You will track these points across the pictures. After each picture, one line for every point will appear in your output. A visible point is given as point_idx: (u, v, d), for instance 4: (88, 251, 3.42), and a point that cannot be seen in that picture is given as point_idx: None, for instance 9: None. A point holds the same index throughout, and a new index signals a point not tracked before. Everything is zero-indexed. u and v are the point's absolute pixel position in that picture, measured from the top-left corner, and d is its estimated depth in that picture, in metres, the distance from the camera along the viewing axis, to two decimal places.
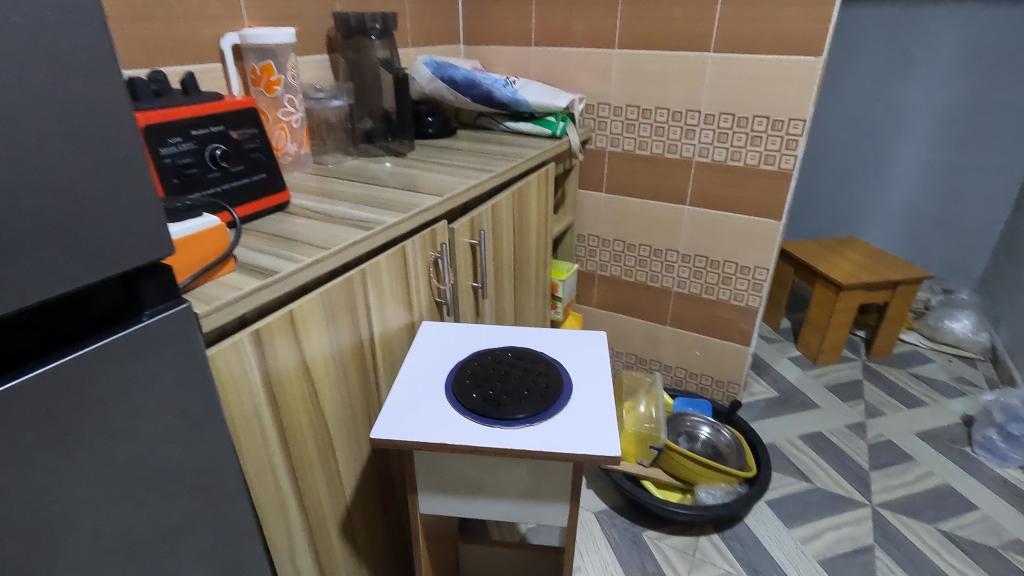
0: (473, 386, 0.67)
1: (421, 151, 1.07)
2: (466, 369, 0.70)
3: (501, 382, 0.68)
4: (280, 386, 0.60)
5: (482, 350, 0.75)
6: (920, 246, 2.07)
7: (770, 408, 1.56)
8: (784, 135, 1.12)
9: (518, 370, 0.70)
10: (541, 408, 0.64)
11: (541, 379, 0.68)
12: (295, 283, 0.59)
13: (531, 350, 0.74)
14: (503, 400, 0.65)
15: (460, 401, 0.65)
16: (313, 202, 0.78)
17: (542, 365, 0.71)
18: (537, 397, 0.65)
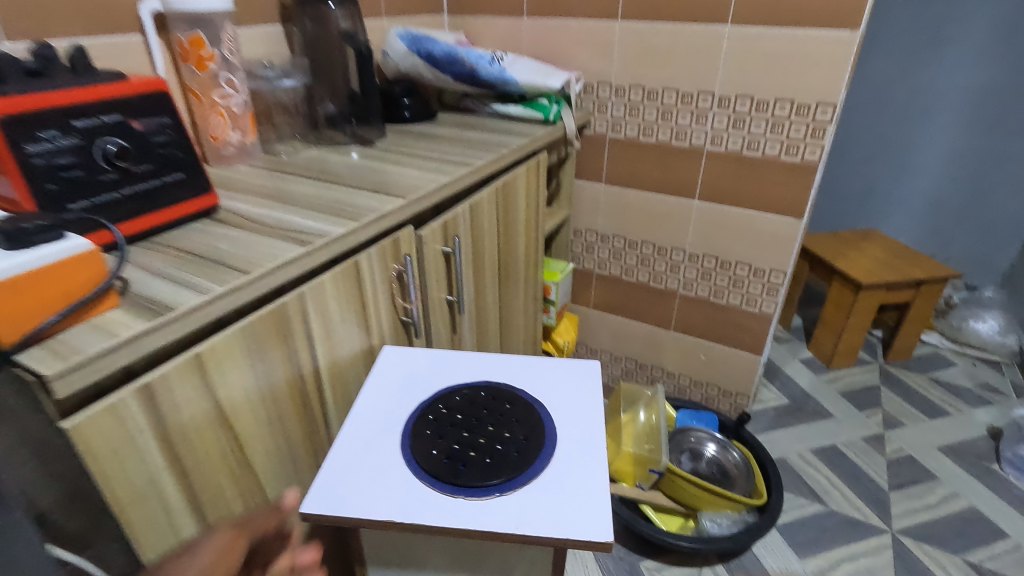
0: (434, 438, 0.55)
1: (392, 139, 0.93)
2: (427, 414, 0.58)
3: (468, 433, 0.56)
4: (186, 448, 0.48)
5: (450, 386, 0.63)
6: (944, 239, 1.93)
7: (780, 418, 1.44)
8: (809, 122, 0.98)
9: (491, 416, 0.58)
10: (515, 470, 0.52)
11: (518, 431, 0.56)
12: (201, 320, 0.47)
13: (509, 388, 0.62)
14: (468, 458, 0.53)
15: (416, 460, 0.53)
16: (249, 205, 0.65)
17: (521, 411, 0.59)
18: (511, 455, 0.53)
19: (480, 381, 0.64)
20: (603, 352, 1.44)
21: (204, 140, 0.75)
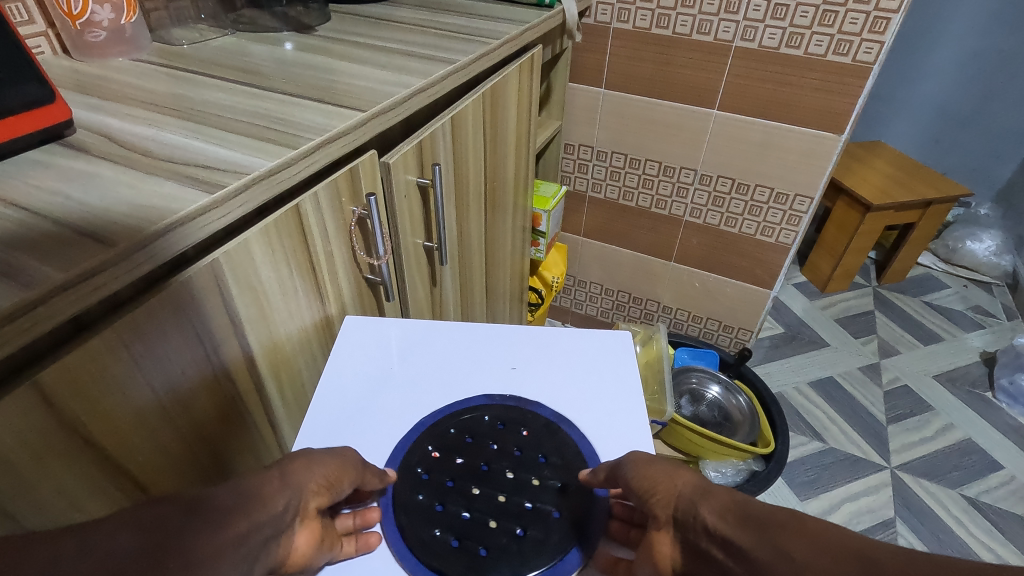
0: (434, 509, 0.40)
1: (341, 24, 0.69)
2: (415, 467, 0.43)
3: (479, 491, 0.41)
4: (39, 514, 0.32)
5: (439, 410, 0.47)
6: (946, 151, 1.80)
7: (776, 349, 1.36)
8: (870, 10, 0.79)
9: (507, 462, 0.43)
10: (558, 552, 0.39)
11: (547, 481, 0.42)
12: (31, 328, 0.28)
13: (518, 406, 0.47)
14: (491, 538, 0.39)
15: (416, 548, 0.38)
16: (127, 121, 0.43)
17: (545, 445, 0.44)
18: (547, 525, 0.40)
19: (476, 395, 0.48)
20: (592, 284, 1.30)
21: (57, 18, 0.52)
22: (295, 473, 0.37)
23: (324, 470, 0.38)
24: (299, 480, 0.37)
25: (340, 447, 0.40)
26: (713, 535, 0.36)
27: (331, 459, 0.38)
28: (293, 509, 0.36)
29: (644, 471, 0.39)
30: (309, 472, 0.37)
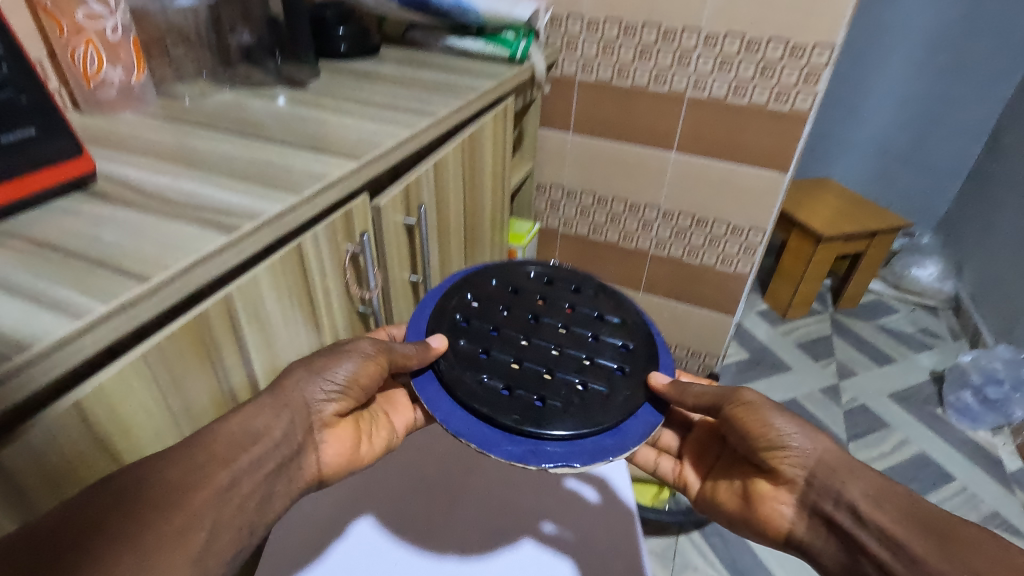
0: (480, 357, 0.50)
1: (330, 79, 0.75)
2: (451, 319, 0.53)
3: (527, 342, 0.51)
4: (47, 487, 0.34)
5: (464, 280, 0.58)
6: (887, 186, 1.94)
7: (742, 373, 1.43)
8: (803, 65, 0.88)
9: (552, 324, 0.53)
10: (631, 406, 0.48)
11: (604, 346, 0.52)
12: (75, 355, 0.32)
13: (558, 274, 0.58)
14: (548, 385, 0.48)
15: (469, 403, 0.46)
16: (141, 171, 0.48)
17: (588, 301, 0.55)
18: (613, 379, 0.49)
19: (494, 267, 0.60)
20: None
21: (71, 78, 0.56)
22: (298, 386, 0.46)
23: (334, 376, 0.48)
24: (282, 401, 0.45)
25: (354, 343, 0.49)
26: (855, 510, 0.47)
27: (351, 362, 0.48)
28: (303, 434, 0.46)
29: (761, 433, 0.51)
30: (311, 383, 0.47)
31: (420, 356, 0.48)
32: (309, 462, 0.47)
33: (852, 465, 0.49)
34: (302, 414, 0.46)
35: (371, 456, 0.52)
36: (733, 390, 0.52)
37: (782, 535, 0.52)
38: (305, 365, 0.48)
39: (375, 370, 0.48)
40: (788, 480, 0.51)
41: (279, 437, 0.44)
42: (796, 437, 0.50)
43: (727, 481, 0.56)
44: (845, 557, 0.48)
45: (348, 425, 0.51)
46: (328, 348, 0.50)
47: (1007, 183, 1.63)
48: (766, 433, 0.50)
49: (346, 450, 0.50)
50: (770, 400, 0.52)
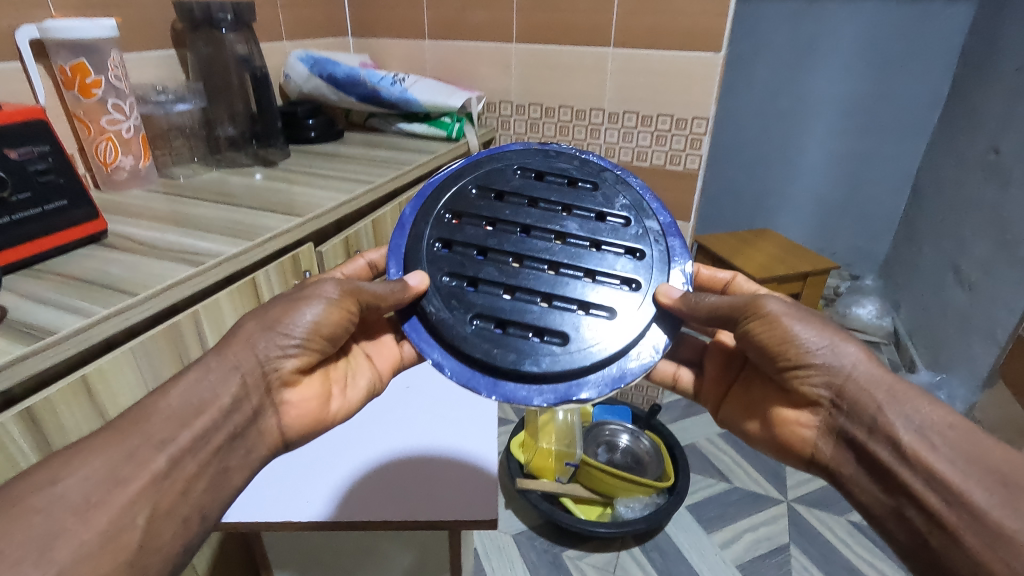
0: (468, 291, 0.53)
1: (296, 159, 0.96)
2: (430, 248, 0.56)
3: (517, 264, 0.54)
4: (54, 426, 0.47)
5: (441, 192, 0.59)
6: (827, 233, 2.07)
7: (691, 406, 1.55)
8: (688, 134, 1.08)
9: (542, 239, 0.56)
10: (637, 333, 0.51)
11: (604, 260, 0.55)
12: (87, 341, 0.48)
13: (556, 169, 0.60)
14: (545, 316, 0.52)
15: (466, 349, 0.50)
16: (139, 228, 0.66)
17: (589, 200, 0.58)
18: (615, 298, 0.53)
19: (472, 172, 0.60)
20: None
21: (95, 166, 0.76)
22: (251, 342, 0.50)
23: (274, 338, 0.51)
24: (231, 361, 0.48)
25: (324, 291, 0.52)
26: (897, 446, 0.45)
27: (308, 312, 0.51)
28: (257, 395, 0.50)
29: (779, 349, 0.50)
30: (266, 338, 0.50)
31: (398, 295, 0.51)
32: (269, 425, 0.51)
33: (887, 389, 0.47)
34: (254, 372, 0.49)
35: (340, 412, 0.57)
36: (753, 302, 0.51)
37: (807, 458, 0.51)
38: (258, 319, 0.51)
39: (340, 314, 0.53)
40: (813, 400, 0.50)
41: (229, 402, 0.47)
42: (825, 353, 0.49)
43: (752, 396, 0.58)
44: (876, 489, 0.46)
45: (315, 380, 0.56)
46: (288, 298, 0.53)
47: (924, 228, 1.78)
48: (788, 350, 0.49)
49: (312, 410, 0.55)
50: (796, 311, 0.50)
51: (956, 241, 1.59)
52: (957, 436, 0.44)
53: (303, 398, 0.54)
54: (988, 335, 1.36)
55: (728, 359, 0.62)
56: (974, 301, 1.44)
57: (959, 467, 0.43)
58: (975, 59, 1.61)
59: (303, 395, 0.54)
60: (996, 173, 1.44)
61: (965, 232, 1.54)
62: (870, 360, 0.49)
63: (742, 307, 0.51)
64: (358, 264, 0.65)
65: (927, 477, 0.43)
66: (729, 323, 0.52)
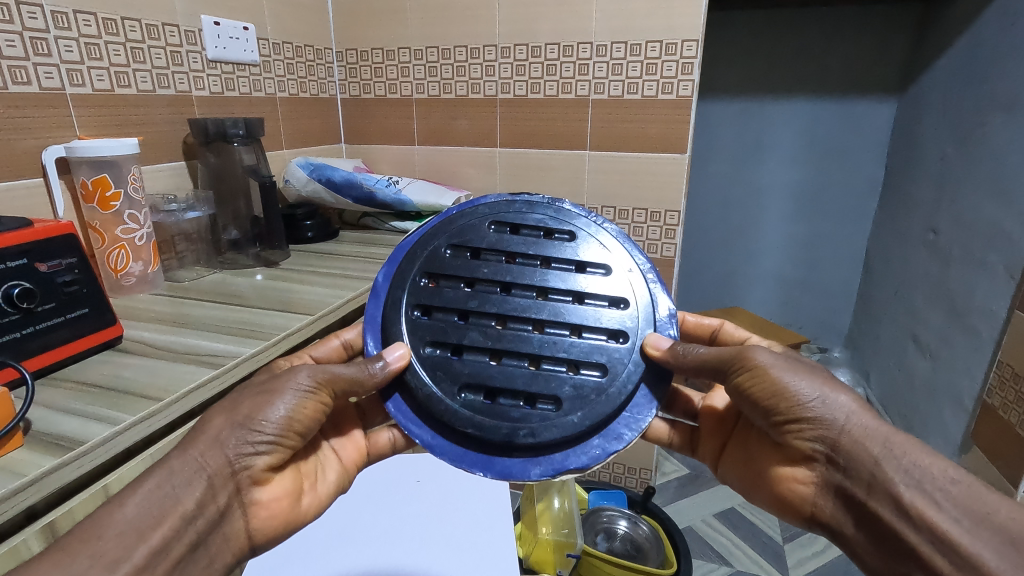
0: (452, 361, 0.51)
1: (296, 259, 1.00)
2: (410, 317, 0.53)
3: (500, 327, 0.52)
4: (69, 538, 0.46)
5: (414, 255, 0.55)
6: (794, 310, 2.18)
7: (683, 488, 1.55)
8: (662, 225, 1.17)
9: (524, 297, 0.53)
10: (629, 391, 0.49)
11: (591, 314, 0.52)
12: (113, 449, 0.48)
13: (531, 219, 0.56)
14: (535, 380, 0.49)
15: (456, 425, 0.48)
16: (152, 332, 0.67)
17: (569, 252, 0.55)
18: (605, 354, 0.50)
19: (446, 229, 0.56)
20: None
21: (104, 273, 0.78)
22: (220, 440, 0.46)
23: (240, 434, 0.47)
24: (195, 463, 0.44)
25: (299, 381, 0.49)
26: (902, 506, 0.44)
27: (276, 408, 0.48)
28: (225, 496, 0.46)
29: (776, 405, 0.49)
30: (234, 434, 0.47)
31: (379, 378, 0.49)
32: (235, 530, 0.47)
33: (883, 442, 0.46)
34: (221, 473, 0.46)
35: (312, 508, 0.53)
36: (741, 356, 0.50)
37: (806, 515, 0.51)
38: (227, 413, 0.48)
39: (315, 407, 0.50)
40: (808, 455, 0.49)
41: (194, 508, 0.43)
42: (818, 407, 0.48)
43: (750, 451, 0.57)
44: (878, 554, 0.46)
45: (286, 475, 0.52)
46: (256, 389, 0.49)
47: (881, 302, 1.90)
48: (780, 402, 0.48)
49: (283, 508, 0.51)
50: (785, 363, 0.50)
51: (912, 313, 1.69)
52: (960, 493, 0.43)
53: (273, 498, 0.50)
54: (955, 402, 1.42)
55: (723, 413, 0.62)
56: (937, 370, 1.53)
57: (965, 525, 0.42)
58: (902, 152, 1.81)
59: (273, 494, 0.50)
60: (937, 252, 1.58)
61: (919, 305, 1.65)
62: (861, 411, 0.48)
63: (730, 358, 0.51)
64: (330, 346, 0.61)
65: (933, 537, 0.42)
66: (721, 376, 0.52)
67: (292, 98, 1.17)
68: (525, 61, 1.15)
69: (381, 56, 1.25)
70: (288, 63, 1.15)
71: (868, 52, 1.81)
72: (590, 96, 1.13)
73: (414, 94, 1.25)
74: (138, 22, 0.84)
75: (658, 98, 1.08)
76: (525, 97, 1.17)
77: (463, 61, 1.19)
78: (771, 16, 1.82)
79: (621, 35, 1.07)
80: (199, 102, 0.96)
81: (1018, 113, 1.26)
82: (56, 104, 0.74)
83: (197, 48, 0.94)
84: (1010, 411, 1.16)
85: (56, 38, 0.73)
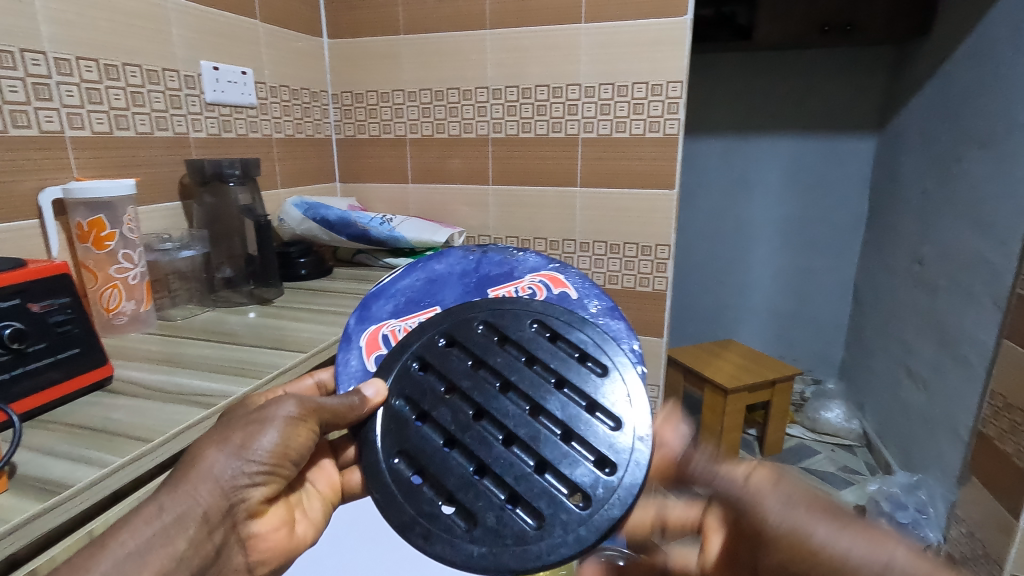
0: (413, 423, 0.49)
1: (289, 296, 1.00)
2: (405, 364, 0.52)
3: (474, 419, 0.47)
4: None
5: (447, 316, 0.54)
6: (786, 342, 2.19)
7: None
8: (653, 259, 1.19)
9: (516, 403, 0.48)
10: (554, 554, 0.41)
11: (592, 427, 0.46)
12: (100, 493, 0.47)
13: (563, 330, 0.52)
14: (464, 489, 0.44)
15: (374, 485, 0.46)
16: (145, 373, 0.66)
17: (598, 363, 0.50)
18: (552, 505, 0.43)
19: (485, 309, 0.54)
20: None
21: (96, 312, 0.77)
22: (213, 474, 0.45)
23: (228, 467, 0.45)
24: (189, 497, 0.43)
25: (280, 411, 0.48)
26: None
27: (263, 441, 0.47)
28: (221, 532, 0.45)
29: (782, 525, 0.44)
30: (224, 466, 0.45)
31: (360, 409, 0.48)
32: (236, 565, 0.47)
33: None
34: (217, 508, 0.44)
35: (309, 533, 0.53)
36: (754, 482, 0.46)
37: None
38: (218, 445, 0.46)
39: (306, 434, 0.50)
40: None
41: (176, 542, 0.42)
42: (841, 548, 0.42)
43: None
44: None
45: (280, 505, 0.52)
46: (244, 419, 0.48)
47: (872, 332, 1.91)
48: (799, 534, 0.43)
49: (281, 538, 0.51)
50: (802, 498, 0.45)
51: (902, 344, 1.71)
52: None
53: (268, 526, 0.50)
54: (951, 434, 1.42)
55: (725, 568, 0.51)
56: (931, 401, 1.53)
57: None
58: (884, 186, 1.85)
59: (265, 525, 0.50)
60: (923, 282, 1.60)
61: (909, 335, 1.67)
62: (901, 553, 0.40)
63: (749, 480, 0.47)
64: (305, 384, 0.58)
65: None
66: (729, 504, 0.47)
67: (288, 139, 1.20)
68: (516, 102, 1.18)
69: (375, 98, 1.28)
70: (285, 105, 1.18)
71: (846, 92, 1.87)
72: (579, 135, 1.16)
73: (408, 134, 1.28)
74: (139, 68, 0.86)
75: (646, 136, 1.12)
76: (516, 137, 1.20)
77: (456, 102, 1.22)
78: (752, 59, 1.90)
79: (609, 78, 1.11)
80: (197, 144, 0.97)
81: (993, 148, 1.30)
82: (57, 147, 0.75)
83: (196, 92, 0.96)
84: (1005, 441, 1.15)
85: (58, 84, 0.75)
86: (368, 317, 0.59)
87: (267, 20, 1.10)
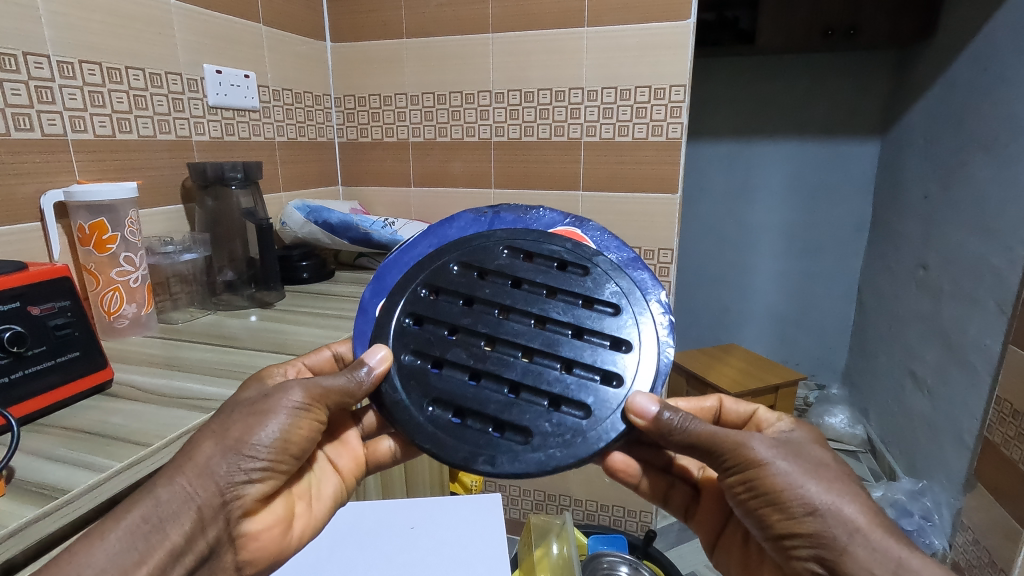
0: (431, 372, 0.50)
1: (291, 300, 1.01)
2: (400, 324, 0.52)
3: (488, 348, 0.50)
4: None
5: (422, 265, 0.55)
6: (789, 346, 2.18)
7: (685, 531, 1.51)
8: (656, 264, 1.18)
9: (520, 323, 0.51)
10: (610, 438, 0.45)
11: (594, 320, 0.50)
12: (97, 497, 0.47)
13: (536, 242, 0.55)
14: (508, 409, 0.47)
15: (415, 436, 0.47)
16: (144, 376, 0.66)
17: (580, 268, 0.53)
18: (595, 396, 0.47)
19: (455, 249, 0.56)
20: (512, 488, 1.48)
21: (97, 315, 0.77)
22: (209, 468, 0.44)
23: (225, 463, 0.44)
24: (184, 493, 0.42)
25: (286, 400, 0.47)
26: None
27: (263, 431, 0.46)
28: (213, 530, 0.44)
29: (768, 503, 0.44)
30: (222, 462, 0.44)
31: (366, 386, 0.49)
32: (224, 563, 0.46)
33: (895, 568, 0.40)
34: (211, 504, 0.43)
35: (304, 532, 0.53)
36: (736, 453, 0.45)
37: None
38: (217, 438, 0.45)
39: (309, 424, 0.49)
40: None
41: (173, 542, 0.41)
42: (823, 519, 0.42)
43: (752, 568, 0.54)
44: None
45: (278, 501, 0.51)
46: (246, 408, 0.47)
47: (875, 336, 1.90)
48: (785, 507, 0.43)
49: (274, 537, 0.50)
50: (784, 460, 0.44)
51: (906, 349, 1.70)
52: None
53: (261, 524, 0.49)
54: (956, 439, 1.41)
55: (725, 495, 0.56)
56: (936, 405, 1.52)
57: None
58: (888, 189, 1.84)
59: (258, 521, 0.49)
60: (928, 287, 1.60)
61: (913, 340, 1.66)
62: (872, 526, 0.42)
63: (725, 449, 0.45)
64: (323, 356, 0.59)
65: None
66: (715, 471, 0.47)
67: (290, 142, 1.20)
68: (518, 106, 1.18)
69: (378, 102, 1.28)
70: (287, 109, 1.18)
71: (849, 96, 1.87)
72: (582, 139, 1.16)
73: (411, 138, 1.28)
74: (142, 71, 0.86)
75: (648, 140, 1.11)
76: (519, 141, 1.20)
77: (458, 106, 1.22)
78: (754, 64, 1.90)
79: (611, 82, 1.11)
80: (200, 147, 0.98)
81: (998, 153, 1.29)
82: (60, 150, 0.75)
83: (199, 95, 0.96)
84: (1010, 447, 1.14)
85: (60, 87, 0.75)
86: (384, 288, 0.57)
87: (269, 24, 1.11)
